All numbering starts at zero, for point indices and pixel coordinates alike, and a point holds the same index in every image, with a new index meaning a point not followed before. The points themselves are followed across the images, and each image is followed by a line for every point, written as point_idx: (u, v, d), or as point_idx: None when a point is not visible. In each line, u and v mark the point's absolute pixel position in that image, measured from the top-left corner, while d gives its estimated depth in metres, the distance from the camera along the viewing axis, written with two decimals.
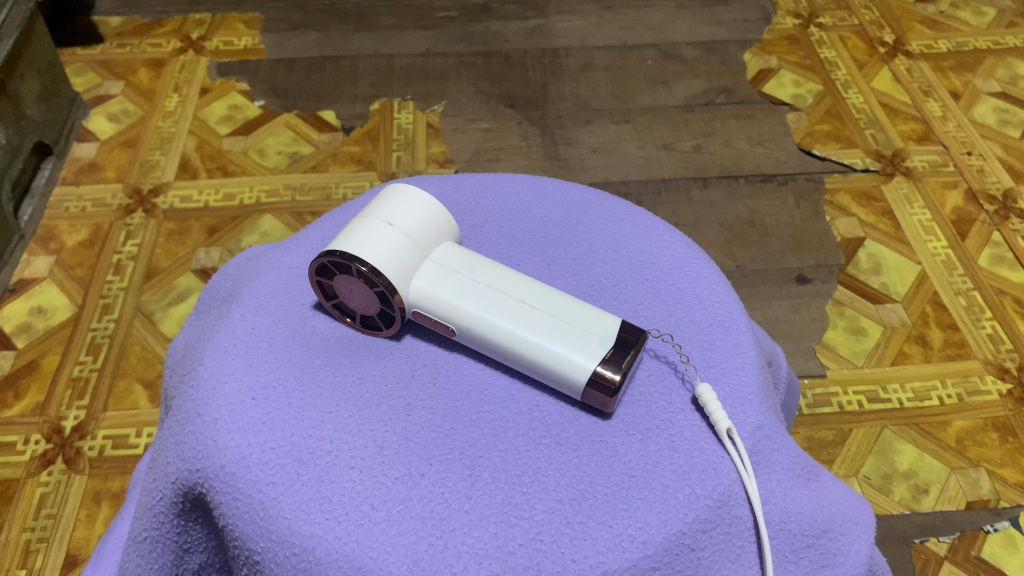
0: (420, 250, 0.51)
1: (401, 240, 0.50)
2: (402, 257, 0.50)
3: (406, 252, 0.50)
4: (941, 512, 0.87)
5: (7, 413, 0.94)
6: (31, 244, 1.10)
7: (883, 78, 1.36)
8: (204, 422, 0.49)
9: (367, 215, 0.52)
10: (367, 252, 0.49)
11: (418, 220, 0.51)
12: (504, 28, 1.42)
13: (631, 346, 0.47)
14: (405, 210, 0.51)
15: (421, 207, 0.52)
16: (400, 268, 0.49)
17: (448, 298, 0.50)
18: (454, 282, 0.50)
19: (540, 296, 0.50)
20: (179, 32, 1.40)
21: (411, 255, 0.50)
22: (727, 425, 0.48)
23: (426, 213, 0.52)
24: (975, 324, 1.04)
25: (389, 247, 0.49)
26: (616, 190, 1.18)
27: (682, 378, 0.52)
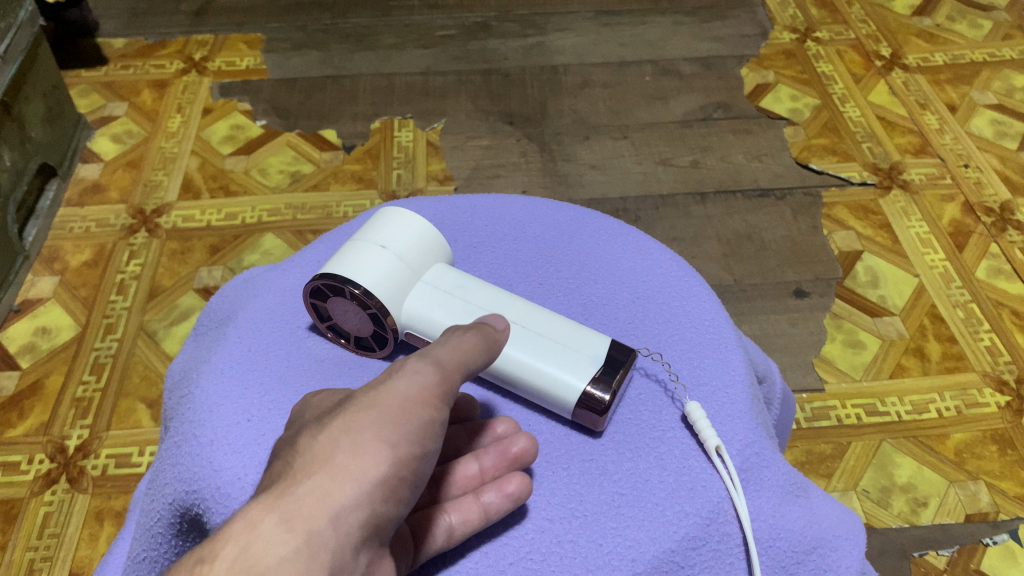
0: (414, 273, 0.52)
1: (394, 263, 0.51)
2: (395, 279, 0.51)
3: (398, 276, 0.51)
4: (941, 526, 0.88)
5: (10, 433, 0.95)
6: (36, 265, 1.11)
7: (880, 91, 1.37)
8: (200, 444, 0.50)
9: (361, 238, 0.53)
10: (361, 276, 0.50)
11: (410, 243, 0.52)
12: (504, 46, 1.43)
13: (620, 366, 0.48)
14: (399, 234, 0.52)
15: (415, 230, 0.53)
16: (393, 290, 0.50)
17: (441, 318, 0.51)
18: (445, 301, 0.51)
19: (531, 317, 0.51)
20: (183, 53, 1.41)
21: (404, 278, 0.51)
22: (716, 443, 0.48)
23: (420, 236, 0.53)
24: (973, 336, 1.05)
25: (383, 270, 0.50)
26: (614, 206, 1.18)
27: (673, 397, 0.53)
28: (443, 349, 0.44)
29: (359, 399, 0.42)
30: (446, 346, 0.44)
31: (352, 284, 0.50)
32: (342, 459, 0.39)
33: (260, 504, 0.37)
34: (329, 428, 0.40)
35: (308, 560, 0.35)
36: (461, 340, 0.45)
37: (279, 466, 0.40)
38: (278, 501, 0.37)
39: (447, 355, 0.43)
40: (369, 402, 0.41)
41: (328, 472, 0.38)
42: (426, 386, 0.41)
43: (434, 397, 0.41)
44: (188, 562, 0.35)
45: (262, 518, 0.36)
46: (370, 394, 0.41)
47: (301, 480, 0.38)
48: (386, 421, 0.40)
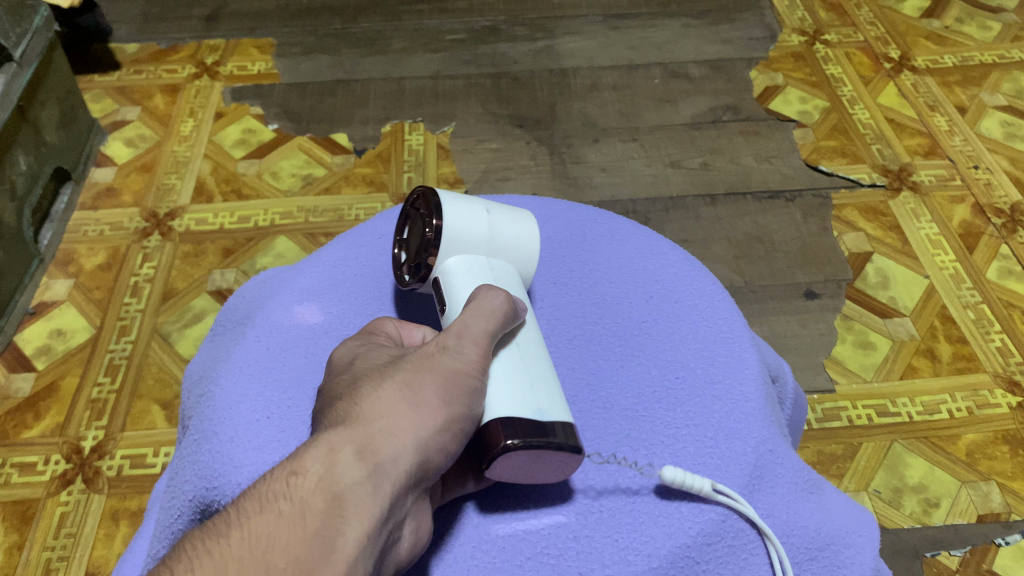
0: (485, 252, 0.55)
1: (479, 227, 0.55)
2: (470, 234, 0.54)
3: (475, 238, 0.55)
4: (952, 526, 0.88)
5: (27, 434, 0.96)
6: (51, 268, 1.12)
7: (889, 93, 1.37)
8: (221, 441, 0.51)
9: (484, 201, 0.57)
10: (446, 207, 0.54)
11: (510, 232, 0.56)
12: (513, 50, 1.43)
13: (556, 445, 0.45)
14: (507, 218, 0.57)
15: (524, 237, 0.57)
16: (454, 240, 0.54)
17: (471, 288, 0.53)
18: (479, 273, 0.54)
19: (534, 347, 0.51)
20: (194, 58, 1.42)
21: (478, 240, 0.55)
22: (708, 487, 0.47)
23: (519, 242, 0.56)
24: (984, 337, 1.05)
25: (472, 221, 0.55)
26: (624, 208, 1.19)
27: (640, 469, 0.49)
28: (490, 300, 0.50)
29: (414, 359, 0.46)
30: (483, 304, 0.49)
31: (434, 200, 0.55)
32: (406, 404, 0.43)
33: (338, 435, 0.41)
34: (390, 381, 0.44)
35: (378, 487, 0.40)
36: (496, 302, 0.50)
37: (342, 404, 0.44)
38: (350, 432, 0.41)
39: (489, 328, 0.48)
40: (424, 366, 0.45)
41: (394, 413, 0.42)
42: (472, 361, 0.46)
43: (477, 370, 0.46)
44: (280, 474, 0.39)
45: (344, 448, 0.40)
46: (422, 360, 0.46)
47: (373, 416, 0.42)
48: (441, 383, 0.44)
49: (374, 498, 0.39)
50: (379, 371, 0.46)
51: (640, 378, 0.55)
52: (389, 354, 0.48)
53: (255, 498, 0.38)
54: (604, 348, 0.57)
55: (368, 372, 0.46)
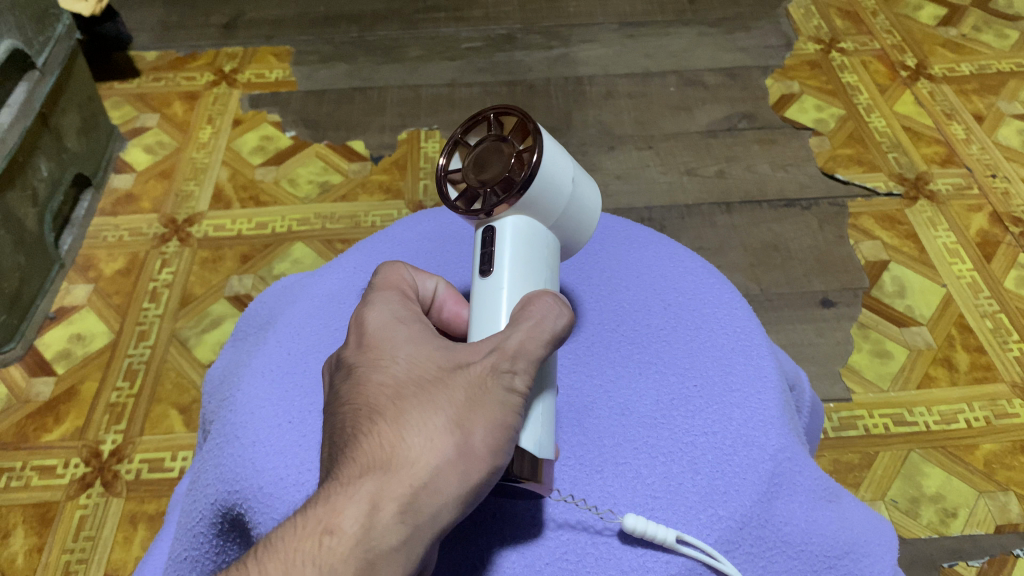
0: (561, 211, 0.50)
1: (565, 180, 0.49)
2: (553, 197, 0.49)
3: (559, 191, 0.49)
4: (970, 536, 0.88)
5: (47, 437, 0.97)
6: (71, 273, 1.13)
7: (906, 102, 1.36)
8: (243, 445, 0.51)
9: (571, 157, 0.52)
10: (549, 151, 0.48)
11: (581, 210, 0.51)
12: (528, 58, 1.44)
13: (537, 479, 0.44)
14: (587, 188, 0.52)
15: (587, 218, 0.52)
16: (544, 185, 0.48)
17: (527, 252, 0.48)
18: (538, 248, 0.49)
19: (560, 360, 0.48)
20: (213, 65, 1.44)
21: (556, 207, 0.49)
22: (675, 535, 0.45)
23: (583, 222, 0.52)
24: (1002, 347, 1.04)
25: (560, 183, 0.49)
26: (639, 216, 1.19)
27: (600, 514, 0.48)
28: (551, 319, 0.45)
29: (464, 383, 0.41)
30: (545, 327, 0.44)
31: (540, 130, 0.48)
32: (455, 451, 0.38)
33: (377, 482, 0.37)
34: (439, 407, 0.39)
35: (410, 551, 0.37)
36: (555, 326, 0.45)
37: (379, 423, 0.39)
38: (393, 480, 0.37)
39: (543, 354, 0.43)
40: (474, 397, 0.40)
41: (443, 462, 0.38)
42: (521, 392, 0.42)
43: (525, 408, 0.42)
44: (309, 529, 0.35)
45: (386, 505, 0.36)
46: (476, 382, 0.41)
47: (419, 461, 0.38)
48: (493, 425, 0.40)
49: (405, 565, 0.36)
50: (425, 389, 0.40)
51: (659, 386, 0.55)
52: (434, 354, 0.42)
53: (283, 561, 0.34)
54: (623, 355, 0.57)
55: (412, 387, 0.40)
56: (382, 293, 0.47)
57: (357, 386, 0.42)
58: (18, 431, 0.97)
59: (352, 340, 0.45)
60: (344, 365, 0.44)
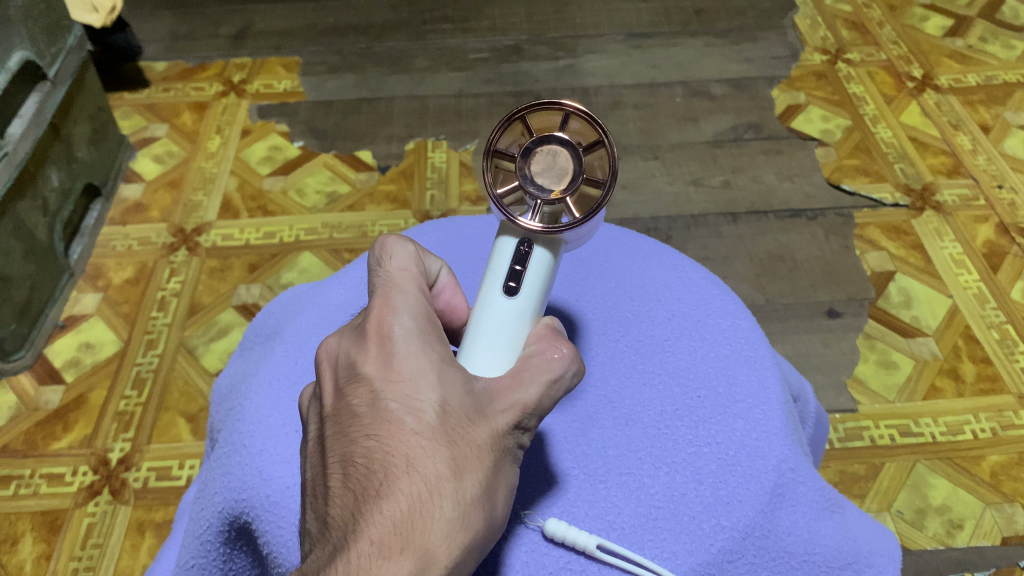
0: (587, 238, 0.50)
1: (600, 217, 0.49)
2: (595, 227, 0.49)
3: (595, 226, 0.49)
4: (976, 548, 0.88)
5: (56, 445, 0.97)
6: (81, 281, 1.14)
7: (912, 112, 1.36)
8: (250, 454, 0.52)
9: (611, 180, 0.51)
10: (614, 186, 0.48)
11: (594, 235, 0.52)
12: (535, 69, 1.45)
13: None
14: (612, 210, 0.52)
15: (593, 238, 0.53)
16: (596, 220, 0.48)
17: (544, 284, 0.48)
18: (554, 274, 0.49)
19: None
20: (222, 76, 1.45)
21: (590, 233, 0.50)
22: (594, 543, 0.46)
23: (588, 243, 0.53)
24: (1009, 358, 1.04)
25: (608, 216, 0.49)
26: (645, 226, 1.20)
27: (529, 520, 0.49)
28: (569, 377, 0.44)
29: (491, 443, 0.40)
30: (563, 382, 0.44)
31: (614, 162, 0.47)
32: (482, 526, 0.37)
33: (417, 559, 0.34)
34: (472, 474, 0.38)
35: None
36: (571, 380, 0.45)
37: (416, 480, 0.36)
38: (432, 555, 0.35)
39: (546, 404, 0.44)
40: (497, 461, 0.40)
41: (471, 538, 0.37)
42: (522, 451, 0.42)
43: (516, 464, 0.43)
44: None
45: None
46: (499, 447, 0.40)
47: (455, 536, 0.36)
48: (503, 495, 0.40)
49: None
50: (461, 446, 0.38)
51: (663, 397, 0.55)
52: (463, 398, 0.40)
53: None
54: (627, 365, 0.57)
55: (449, 438, 0.38)
56: (407, 300, 0.43)
57: (387, 420, 0.38)
58: (26, 439, 0.98)
59: (375, 355, 0.41)
60: (364, 384, 0.40)
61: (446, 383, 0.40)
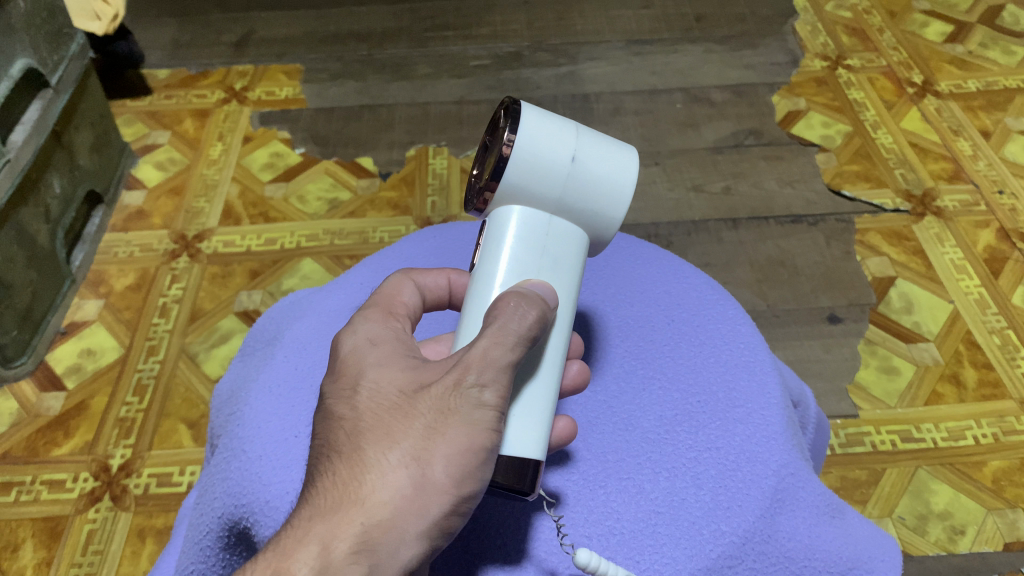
0: (557, 196, 0.49)
1: (550, 169, 0.49)
2: (540, 177, 0.49)
3: (546, 181, 0.49)
4: (978, 554, 0.88)
5: (57, 451, 0.97)
6: (82, 288, 1.15)
7: (913, 118, 1.37)
8: (249, 459, 0.52)
9: (580, 133, 0.50)
10: (528, 129, 0.48)
11: (585, 195, 0.50)
12: (536, 75, 1.45)
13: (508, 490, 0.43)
14: (594, 165, 0.50)
15: (598, 205, 0.50)
16: (520, 165, 0.48)
17: (513, 253, 0.49)
18: (533, 240, 0.50)
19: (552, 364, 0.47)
20: (223, 83, 1.45)
21: (546, 190, 0.49)
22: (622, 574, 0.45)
23: (591, 212, 0.50)
24: (1010, 363, 1.04)
25: (550, 163, 0.49)
26: (646, 232, 1.20)
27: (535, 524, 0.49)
28: (512, 323, 0.43)
29: (424, 407, 0.41)
30: (509, 329, 0.43)
31: (518, 114, 0.49)
32: (408, 485, 0.39)
33: (330, 525, 0.38)
34: (395, 441, 0.40)
35: None
36: (523, 326, 0.43)
37: (335, 459, 0.41)
38: (344, 520, 0.38)
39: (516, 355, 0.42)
40: (434, 423, 0.40)
41: (397, 499, 0.39)
42: (493, 404, 0.41)
43: (498, 422, 0.41)
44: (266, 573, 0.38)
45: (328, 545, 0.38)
46: (435, 408, 0.40)
47: (371, 500, 0.39)
48: (453, 451, 0.40)
49: None
50: (384, 420, 0.41)
51: (663, 402, 0.55)
52: (399, 376, 0.43)
53: None
54: (628, 370, 0.57)
55: (374, 416, 0.41)
56: (364, 313, 0.48)
57: (327, 416, 0.43)
58: (27, 445, 0.98)
59: (330, 363, 0.46)
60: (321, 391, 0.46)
61: (381, 369, 0.43)
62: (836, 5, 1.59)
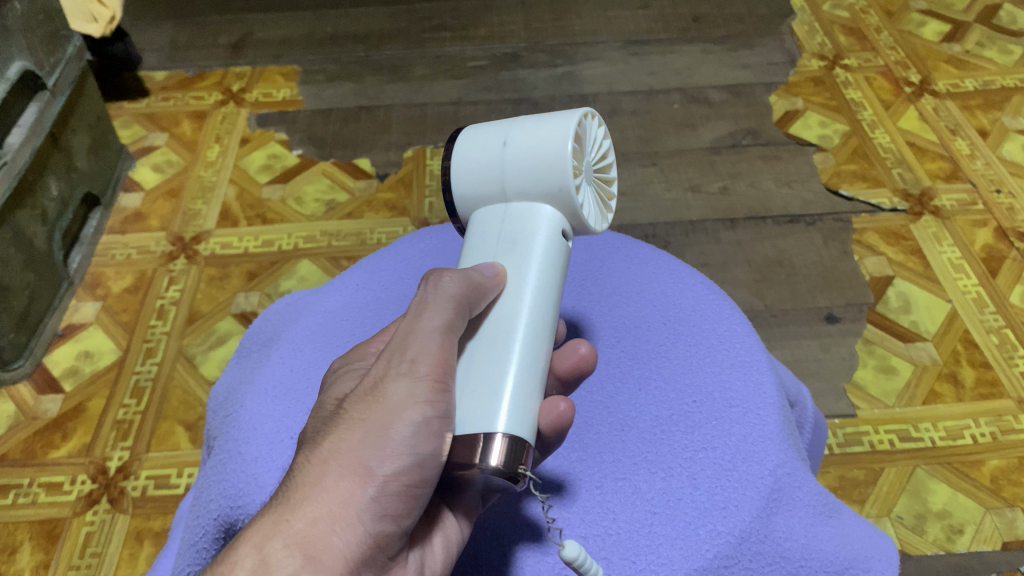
0: (502, 184, 0.51)
1: (489, 164, 0.51)
2: (480, 175, 0.51)
3: (485, 176, 0.51)
4: (977, 553, 0.88)
5: (54, 454, 0.97)
6: (80, 290, 1.14)
7: (910, 117, 1.37)
8: (245, 461, 0.52)
9: (519, 121, 0.52)
10: (464, 142, 0.53)
11: (524, 170, 0.50)
12: (534, 76, 1.45)
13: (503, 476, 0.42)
14: (526, 143, 0.50)
15: (538, 174, 0.49)
16: (459, 172, 0.52)
17: (474, 251, 0.51)
18: (494, 232, 0.51)
19: (513, 326, 0.47)
20: (221, 85, 1.45)
21: (491, 182, 0.51)
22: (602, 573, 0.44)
23: (536, 183, 0.49)
24: (1008, 362, 1.04)
25: (485, 159, 0.51)
26: (643, 232, 1.20)
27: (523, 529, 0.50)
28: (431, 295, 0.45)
29: (356, 404, 0.43)
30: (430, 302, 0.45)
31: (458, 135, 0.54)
32: (339, 476, 0.41)
33: (269, 524, 0.40)
34: (330, 439, 0.42)
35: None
36: (450, 290, 0.45)
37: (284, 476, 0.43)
38: (281, 517, 0.40)
39: (441, 324, 0.45)
40: (362, 413, 0.42)
41: (329, 491, 0.40)
42: (419, 378, 0.43)
43: (428, 395, 0.43)
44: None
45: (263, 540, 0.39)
46: (365, 400, 0.43)
47: (304, 496, 0.40)
48: (379, 433, 0.41)
49: None
50: (326, 428, 0.43)
51: (658, 402, 0.55)
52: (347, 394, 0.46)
53: None
54: (622, 371, 0.58)
55: (319, 430, 0.44)
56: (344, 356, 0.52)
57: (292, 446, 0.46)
58: (25, 448, 0.98)
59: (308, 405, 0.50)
60: None
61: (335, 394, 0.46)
62: (833, 5, 1.59)
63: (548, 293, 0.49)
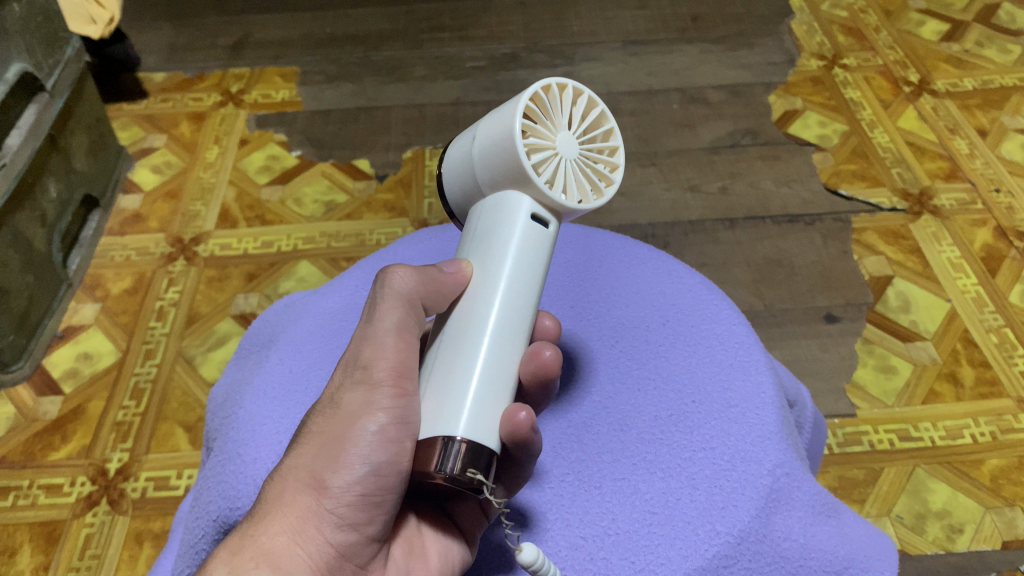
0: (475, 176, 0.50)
1: (465, 162, 0.51)
2: (462, 172, 0.51)
3: (463, 171, 0.51)
4: (976, 552, 0.88)
5: (53, 456, 0.97)
6: (79, 292, 1.14)
7: (909, 117, 1.37)
8: (245, 462, 0.52)
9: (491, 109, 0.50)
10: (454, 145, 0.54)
11: (485, 157, 0.48)
12: (532, 77, 1.45)
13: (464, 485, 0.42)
14: (485, 131, 0.48)
15: (494, 158, 0.47)
16: (449, 174, 0.53)
17: (462, 252, 0.51)
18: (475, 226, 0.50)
19: (481, 324, 0.46)
20: (220, 86, 1.45)
21: (469, 176, 0.51)
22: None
23: (495, 167, 0.47)
24: (1008, 362, 1.04)
25: (463, 154, 0.51)
26: (642, 232, 1.20)
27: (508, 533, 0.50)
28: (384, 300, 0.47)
29: (317, 419, 0.44)
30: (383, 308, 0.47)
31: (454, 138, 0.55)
32: (299, 487, 0.42)
33: (236, 540, 0.41)
34: (293, 454, 0.43)
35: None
36: (400, 287, 0.47)
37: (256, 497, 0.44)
38: (247, 534, 0.41)
39: (394, 323, 0.46)
40: (321, 426, 0.43)
41: (290, 502, 0.41)
42: (372, 383, 0.44)
43: (381, 399, 0.43)
44: None
45: (227, 555, 0.40)
46: (324, 414, 0.44)
47: (268, 510, 0.41)
48: (334, 440, 0.42)
49: None
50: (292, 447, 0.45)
51: (657, 402, 0.55)
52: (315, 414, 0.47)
53: None
54: (622, 370, 0.58)
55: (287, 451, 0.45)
56: None
57: None
58: (24, 450, 0.98)
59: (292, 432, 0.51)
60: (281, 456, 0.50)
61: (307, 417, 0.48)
62: (832, 4, 1.59)
63: (524, 286, 0.47)
